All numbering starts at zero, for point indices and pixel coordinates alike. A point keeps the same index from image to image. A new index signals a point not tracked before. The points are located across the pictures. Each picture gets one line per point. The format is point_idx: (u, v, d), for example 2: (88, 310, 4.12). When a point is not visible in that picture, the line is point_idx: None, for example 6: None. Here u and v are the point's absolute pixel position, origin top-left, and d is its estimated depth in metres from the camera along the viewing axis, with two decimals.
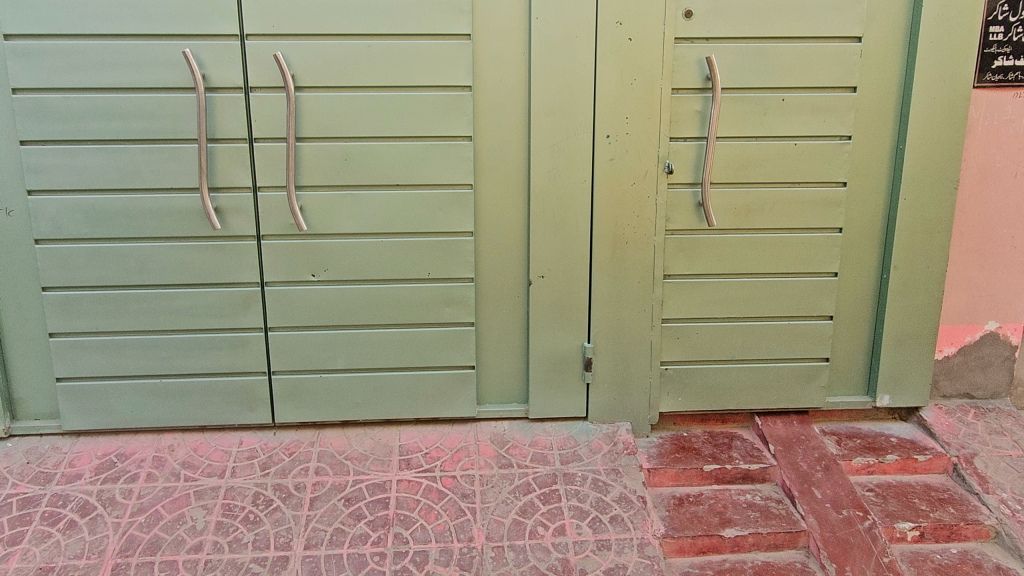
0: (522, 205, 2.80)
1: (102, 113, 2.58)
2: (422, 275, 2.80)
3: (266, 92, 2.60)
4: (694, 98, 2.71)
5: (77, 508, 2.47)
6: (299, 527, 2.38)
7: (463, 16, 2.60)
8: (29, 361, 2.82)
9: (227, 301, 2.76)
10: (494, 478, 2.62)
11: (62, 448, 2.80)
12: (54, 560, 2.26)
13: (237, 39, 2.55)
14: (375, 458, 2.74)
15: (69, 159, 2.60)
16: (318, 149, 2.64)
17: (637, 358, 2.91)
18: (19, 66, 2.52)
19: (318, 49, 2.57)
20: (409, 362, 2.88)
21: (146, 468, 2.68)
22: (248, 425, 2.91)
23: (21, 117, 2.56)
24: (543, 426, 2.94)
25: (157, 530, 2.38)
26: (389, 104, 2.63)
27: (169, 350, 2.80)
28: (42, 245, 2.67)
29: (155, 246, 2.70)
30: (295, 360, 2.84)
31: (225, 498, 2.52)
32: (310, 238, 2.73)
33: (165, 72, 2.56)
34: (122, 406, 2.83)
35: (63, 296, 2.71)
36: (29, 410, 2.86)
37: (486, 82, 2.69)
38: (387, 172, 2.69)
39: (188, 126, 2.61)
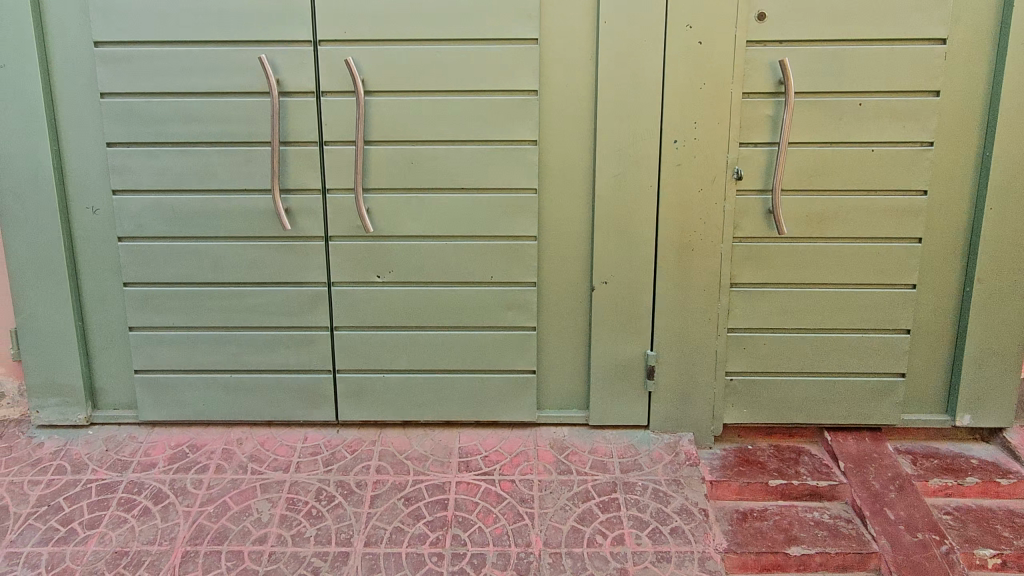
0: (586, 210, 2.79)
1: (183, 117, 2.68)
2: (485, 279, 2.81)
3: (337, 97, 2.66)
4: (766, 102, 2.64)
5: (150, 495, 2.57)
6: (360, 524, 2.42)
7: (530, 19, 2.60)
8: (110, 353, 2.96)
9: (295, 300, 2.83)
10: (552, 484, 2.61)
11: (138, 437, 2.92)
12: (128, 545, 2.35)
13: (310, 45, 2.62)
14: (434, 459, 2.76)
15: (151, 160, 2.72)
16: (386, 153, 2.69)
17: (702, 368, 2.85)
18: (107, 71, 2.64)
19: (387, 53, 2.61)
20: (470, 365, 2.89)
21: (216, 460, 2.77)
22: (313, 422, 2.98)
23: (108, 120, 2.68)
24: (603, 433, 2.91)
25: (224, 520, 2.45)
26: (455, 109, 2.66)
27: (239, 347, 2.89)
28: (125, 243, 2.79)
29: (229, 246, 2.79)
30: (359, 360, 2.89)
31: (289, 492, 2.58)
32: (376, 240, 2.78)
33: (242, 77, 2.65)
34: (194, 399, 2.94)
35: (143, 292, 2.83)
36: (109, 399, 3.00)
37: (553, 86, 2.68)
38: (452, 175, 2.72)
39: (262, 129, 2.69)
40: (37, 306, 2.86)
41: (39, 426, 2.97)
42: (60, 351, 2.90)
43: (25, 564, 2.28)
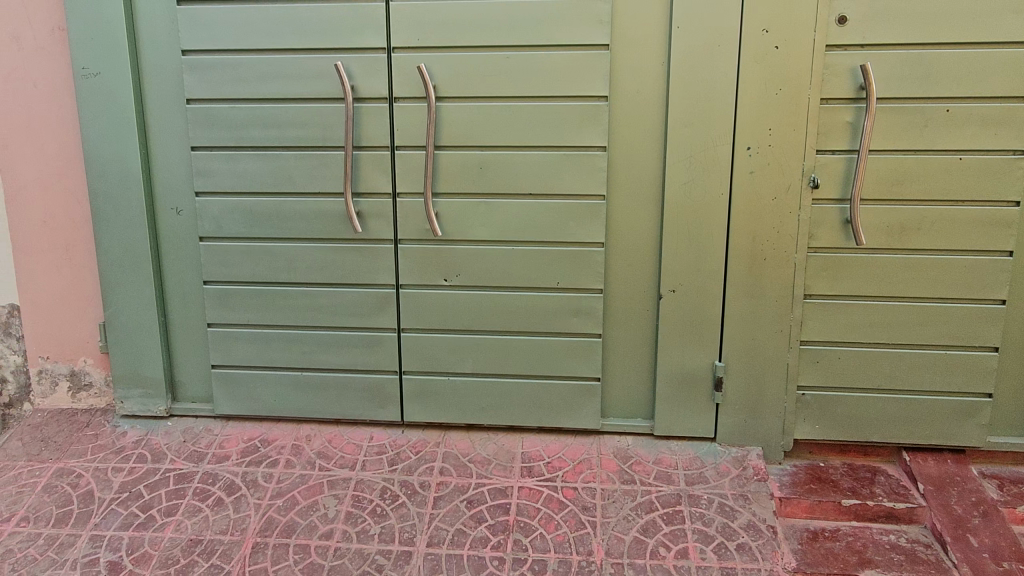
0: (655, 217, 2.75)
1: (262, 122, 2.78)
2: (551, 284, 2.81)
3: (410, 102, 2.71)
4: (846, 109, 2.56)
5: (224, 487, 2.66)
6: (423, 524, 2.45)
7: (601, 25, 2.59)
8: (190, 349, 3.08)
9: (364, 301, 2.89)
10: (615, 493, 2.58)
11: (214, 430, 3.03)
12: (202, 533, 2.44)
13: (385, 52, 2.68)
14: (497, 463, 2.77)
15: (232, 163, 2.82)
16: (456, 158, 2.72)
17: (772, 382, 2.77)
18: (194, 78, 2.76)
19: (459, 59, 2.65)
20: (535, 370, 2.89)
21: (285, 455, 2.85)
22: (379, 422, 3.03)
23: (193, 125, 2.80)
24: (669, 444, 2.87)
25: (293, 514, 2.52)
26: (525, 115, 2.67)
27: (310, 346, 2.96)
28: (207, 243, 2.91)
29: (303, 247, 2.87)
30: (424, 362, 2.92)
31: (355, 490, 2.63)
32: (443, 244, 2.81)
33: (319, 84, 2.73)
34: (266, 395, 3.03)
35: (221, 290, 2.94)
36: (187, 393, 3.13)
37: (623, 92, 2.67)
38: (521, 180, 2.73)
39: (336, 134, 2.76)
40: (124, 301, 3.00)
41: (123, 416, 3.12)
42: (143, 345, 3.04)
43: (108, 547, 2.40)
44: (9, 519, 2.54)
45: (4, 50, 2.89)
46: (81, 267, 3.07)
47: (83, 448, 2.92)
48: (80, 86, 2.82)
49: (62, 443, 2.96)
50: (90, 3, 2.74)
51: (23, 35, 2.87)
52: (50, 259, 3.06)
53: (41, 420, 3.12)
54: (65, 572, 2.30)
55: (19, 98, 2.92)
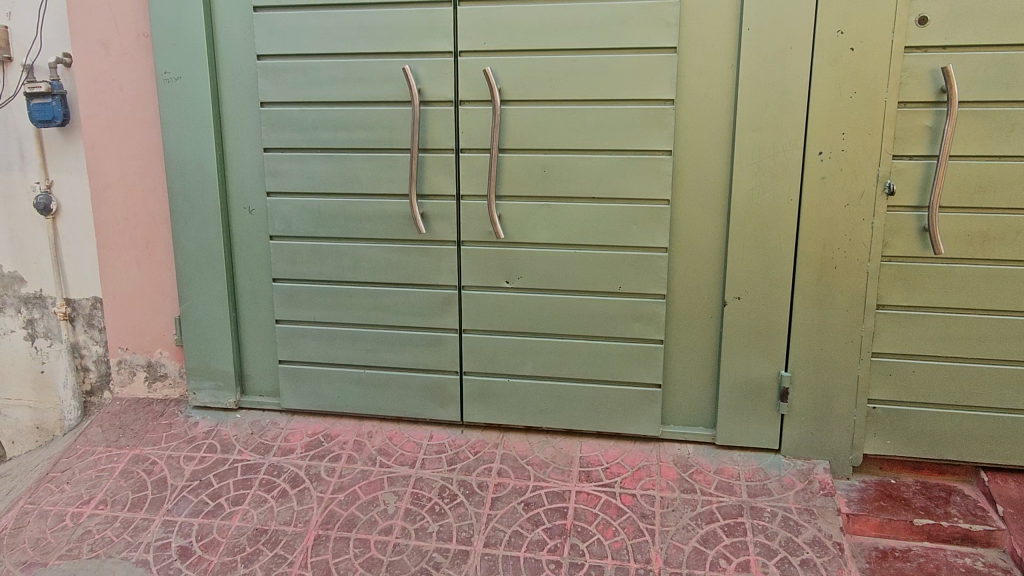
0: (720, 222, 2.71)
1: (332, 124, 2.85)
2: (613, 289, 2.79)
3: (475, 105, 2.73)
4: (925, 112, 2.46)
5: (289, 479, 2.74)
6: (481, 524, 2.46)
7: (669, 28, 2.56)
8: (259, 343, 3.18)
9: (427, 302, 2.93)
10: (675, 502, 2.54)
11: (280, 423, 3.12)
12: (267, 524, 2.52)
13: (451, 56, 2.71)
14: (555, 467, 2.76)
15: (302, 164, 2.90)
16: (519, 161, 2.73)
17: (841, 393, 2.69)
18: (268, 82, 2.85)
19: (525, 63, 2.66)
20: (594, 374, 2.88)
21: (348, 450, 2.91)
22: (438, 421, 3.06)
23: (267, 128, 2.89)
24: (731, 454, 2.81)
25: (353, 509, 2.57)
26: (589, 118, 2.66)
27: (373, 344, 3.02)
28: (276, 241, 2.99)
29: (368, 247, 2.93)
30: (484, 363, 2.94)
31: (414, 487, 2.67)
32: (506, 246, 2.82)
33: (387, 87, 2.78)
34: (330, 391, 3.10)
35: (289, 287, 3.02)
36: (255, 386, 3.23)
37: (690, 95, 2.63)
38: (583, 184, 2.72)
39: (402, 136, 2.81)
40: (197, 296, 3.11)
41: (195, 407, 3.24)
42: (214, 339, 3.15)
43: (179, 532, 2.50)
44: (89, 501, 2.68)
45: (93, 56, 3.04)
46: (159, 263, 3.20)
47: (158, 437, 3.05)
48: (161, 90, 2.95)
49: (138, 431, 3.09)
50: (173, 10, 2.86)
51: (110, 42, 3.02)
52: (131, 255, 3.21)
53: (119, 408, 3.27)
54: (138, 555, 2.42)
55: (105, 101, 3.07)
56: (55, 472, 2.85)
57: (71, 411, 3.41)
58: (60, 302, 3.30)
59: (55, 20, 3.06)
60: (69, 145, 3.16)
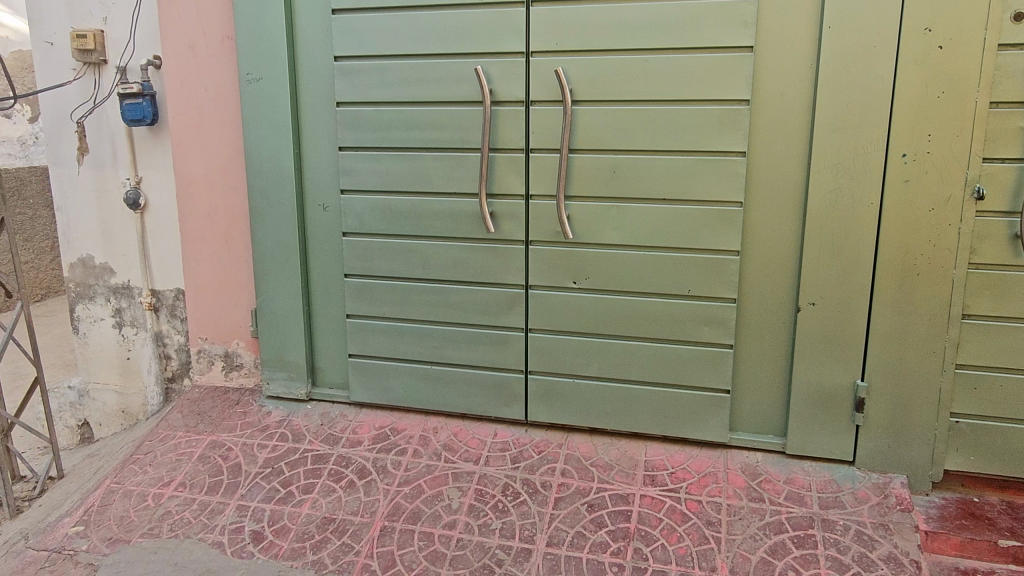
0: (796, 226, 2.64)
1: (405, 124, 2.90)
2: (682, 291, 2.75)
3: (545, 105, 2.74)
4: (1019, 113, 2.35)
5: (356, 470, 2.80)
6: (543, 523, 2.47)
7: (745, 27, 2.51)
8: (330, 337, 3.26)
9: (494, 300, 2.95)
10: (742, 510, 2.49)
11: (349, 415, 3.19)
12: (336, 512, 2.59)
13: (524, 56, 2.72)
14: (619, 469, 2.74)
15: (376, 163, 2.97)
16: (589, 161, 2.72)
17: (921, 406, 2.58)
18: (344, 82, 2.93)
19: (596, 63, 2.65)
20: (661, 378, 2.84)
21: (414, 445, 2.95)
22: (503, 419, 3.08)
23: (342, 127, 2.97)
24: (802, 464, 2.74)
25: (418, 502, 2.61)
26: (661, 119, 2.63)
27: (440, 340, 3.06)
28: (349, 238, 3.07)
29: (437, 245, 2.97)
30: (550, 362, 2.94)
31: (478, 484, 2.69)
32: (574, 246, 2.82)
33: (459, 87, 2.81)
34: (398, 385, 3.16)
35: (360, 283, 3.09)
36: (326, 378, 3.31)
37: (767, 95, 2.58)
38: (654, 184, 2.69)
39: (473, 136, 2.84)
40: (273, 290, 3.22)
41: (268, 396, 3.34)
42: (288, 332, 3.25)
43: (252, 517, 2.59)
44: (169, 483, 2.81)
45: (182, 58, 3.18)
46: (237, 257, 3.32)
47: (234, 424, 3.17)
48: (244, 90, 3.06)
49: (215, 418, 3.22)
50: (256, 14, 2.96)
51: (197, 45, 3.15)
52: (212, 249, 3.34)
53: (198, 395, 3.41)
54: (214, 536, 2.52)
55: (191, 101, 3.21)
56: (138, 454, 3.00)
57: (154, 397, 3.58)
58: (146, 292, 3.46)
59: (146, 24, 3.21)
60: (157, 143, 3.31)
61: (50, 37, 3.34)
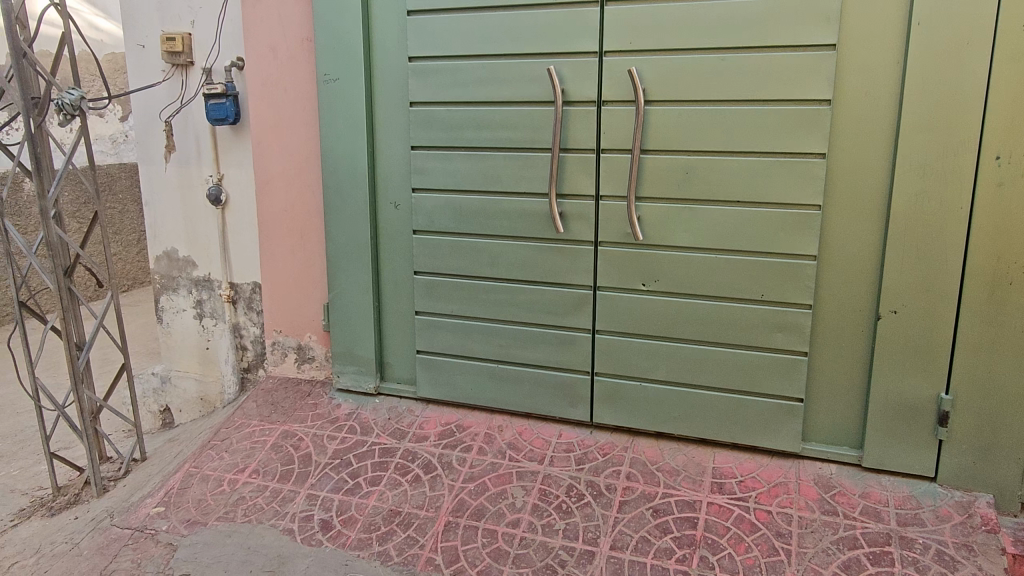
0: (877, 231, 2.55)
1: (477, 124, 2.92)
2: (755, 296, 2.68)
3: (618, 106, 2.72)
4: None
5: (422, 465, 2.84)
6: (607, 526, 2.45)
7: (828, 24, 2.43)
8: (399, 333, 3.32)
9: (562, 300, 2.95)
10: (814, 523, 2.42)
11: (416, 411, 3.24)
12: (401, 506, 2.63)
13: (596, 56, 2.71)
14: (686, 476, 2.70)
15: (447, 162, 3.00)
16: (661, 163, 2.69)
17: (1011, 422, 2.46)
18: (418, 83, 2.98)
19: (671, 62, 2.62)
20: (730, 383, 2.78)
21: (478, 442, 2.98)
22: (568, 420, 3.07)
23: (415, 127, 3.02)
24: (879, 478, 2.64)
25: (483, 499, 2.63)
26: (737, 119, 2.58)
27: (507, 339, 3.08)
28: (420, 236, 3.11)
29: (506, 244, 2.98)
30: (617, 365, 2.92)
31: (542, 483, 2.69)
32: (644, 248, 2.79)
33: (532, 88, 2.82)
34: (464, 383, 3.18)
35: (429, 281, 3.14)
36: (394, 374, 3.37)
37: (849, 95, 2.49)
38: (729, 186, 2.63)
39: (544, 136, 2.84)
40: (345, 286, 3.29)
41: (338, 390, 3.42)
42: (358, 327, 3.32)
43: (322, 506, 2.67)
44: (244, 470, 2.91)
45: (263, 59, 3.29)
46: (311, 253, 3.41)
47: (305, 415, 3.26)
48: (321, 90, 3.14)
49: (288, 409, 3.32)
50: (334, 15, 3.04)
51: (278, 47, 3.26)
52: (287, 245, 3.44)
53: (272, 386, 3.53)
54: (285, 523, 2.60)
55: (271, 101, 3.32)
56: (216, 441, 3.12)
57: (231, 385, 3.73)
58: (225, 285, 3.60)
59: (231, 26, 3.34)
60: (239, 141, 3.44)
61: (143, 40, 3.50)
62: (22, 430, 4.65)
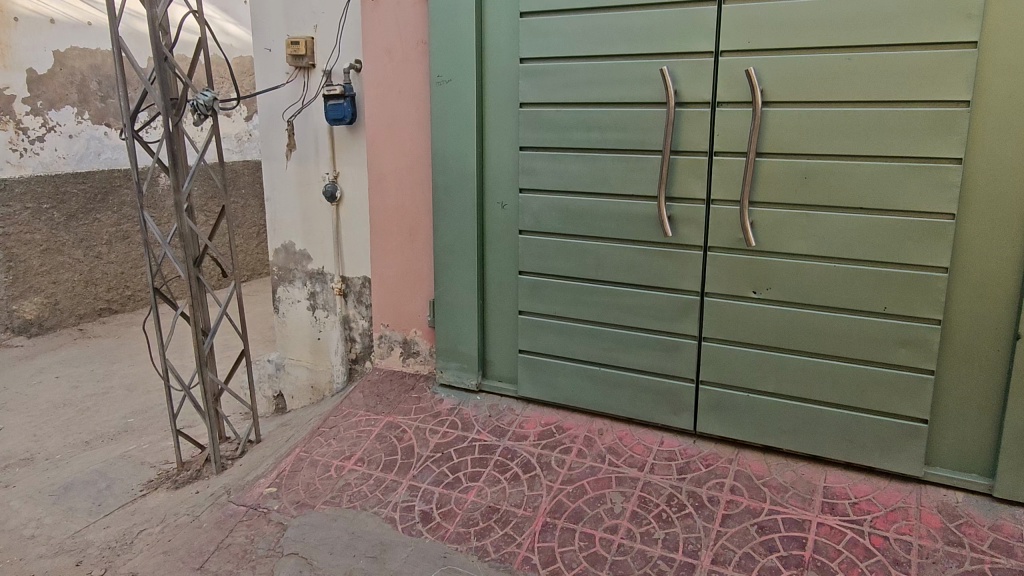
0: (1020, 243, 2.35)
1: (586, 125, 2.91)
2: (877, 309, 2.54)
3: (733, 108, 2.64)
4: None
5: (521, 464, 2.86)
6: (709, 540, 2.39)
7: (970, 20, 2.26)
8: (502, 332, 3.35)
9: (667, 305, 2.89)
10: (936, 554, 2.27)
11: (516, 410, 3.26)
12: (500, 503, 2.66)
13: (712, 56, 2.64)
14: (795, 493, 2.59)
15: (555, 163, 3.00)
16: (777, 166, 2.59)
17: None
18: (529, 84, 3.00)
19: (792, 62, 2.51)
20: (846, 399, 2.65)
21: (578, 444, 2.97)
22: (671, 428, 3.01)
23: (524, 128, 3.04)
24: (1013, 511, 2.44)
25: (581, 502, 2.62)
26: (862, 122, 2.45)
27: (610, 343, 3.05)
28: (525, 236, 3.14)
29: (612, 247, 2.96)
30: (724, 374, 2.84)
31: (642, 491, 2.65)
32: (756, 255, 2.70)
33: (643, 89, 2.78)
34: (565, 384, 3.18)
35: (534, 281, 3.15)
36: (496, 372, 3.41)
37: (990, 97, 2.32)
38: (851, 192, 2.51)
39: (655, 138, 2.79)
40: (450, 284, 3.36)
41: (441, 385, 3.49)
42: (462, 324, 3.38)
43: (423, 497, 2.73)
44: (350, 457, 3.03)
45: (380, 62, 3.40)
46: (419, 250, 3.49)
47: (409, 408, 3.35)
48: (434, 92, 3.21)
49: (393, 401, 3.42)
50: (449, 18, 3.10)
51: (394, 50, 3.35)
52: (396, 241, 3.54)
53: (379, 377, 3.64)
54: (387, 512, 2.68)
55: (386, 102, 3.42)
56: (324, 428, 3.26)
57: (339, 375, 3.88)
58: (337, 278, 3.76)
59: (351, 30, 3.47)
60: (354, 141, 3.57)
61: (270, 44, 3.70)
62: (152, 406, 5.02)
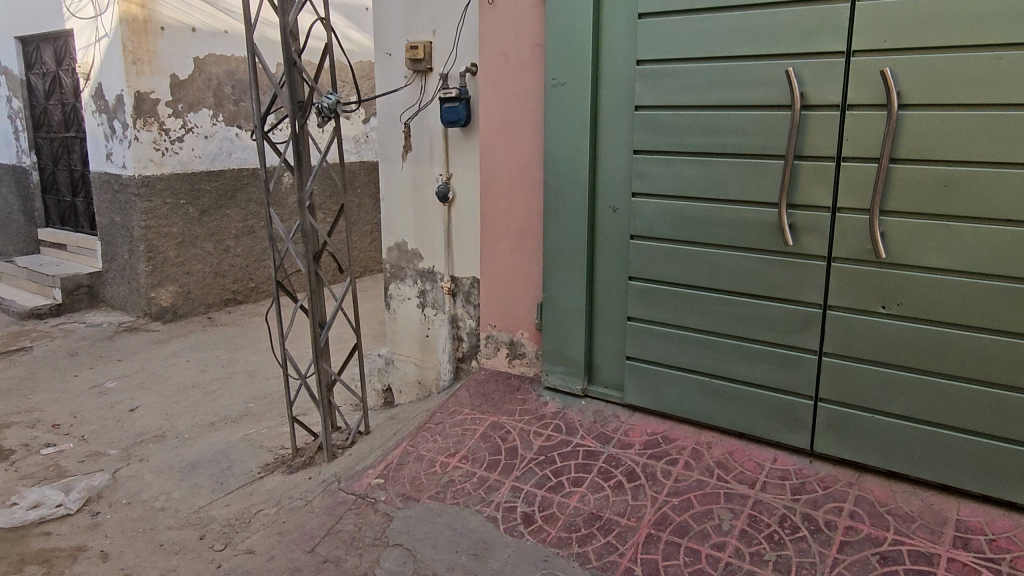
0: None
1: (704, 129, 2.83)
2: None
3: (864, 110, 2.49)
4: None
5: (625, 472, 2.81)
6: (825, 566, 2.26)
7: None
8: (610, 337, 3.32)
9: (785, 317, 2.77)
10: None
11: (622, 417, 3.22)
12: (602, 511, 2.63)
13: (843, 56, 2.50)
14: (923, 524, 2.41)
15: (670, 167, 2.94)
16: (913, 173, 2.43)
17: None
18: (645, 87, 2.95)
19: (932, 62, 2.34)
20: (984, 427, 2.44)
21: (685, 456, 2.89)
22: (785, 446, 2.87)
23: (639, 131, 3.00)
24: None
25: (687, 516, 2.55)
26: (1012, 126, 2.25)
27: (722, 353, 2.95)
28: (637, 241, 3.09)
29: (727, 254, 2.86)
30: (845, 392, 2.69)
31: (752, 509, 2.55)
32: (886, 267, 2.54)
33: (766, 90, 2.66)
34: (673, 394, 3.10)
35: (644, 287, 3.10)
36: (602, 378, 3.37)
37: None
38: (997, 202, 2.31)
39: (778, 142, 2.67)
40: (559, 287, 3.35)
41: (546, 388, 3.48)
42: (570, 328, 3.36)
43: (525, 499, 2.74)
44: (454, 454, 3.08)
45: (495, 64, 3.43)
46: (528, 252, 3.50)
47: (514, 409, 3.37)
48: (548, 94, 3.21)
49: (498, 401, 3.45)
50: (566, 21, 3.10)
51: (510, 53, 3.38)
52: (505, 242, 3.57)
53: (485, 377, 3.68)
54: (489, 511, 2.70)
55: (501, 104, 3.45)
56: (431, 424, 3.33)
57: (446, 373, 3.96)
58: (447, 278, 3.85)
59: (469, 34, 3.52)
60: (468, 143, 3.62)
61: (390, 48, 3.83)
62: (270, 393, 5.29)
